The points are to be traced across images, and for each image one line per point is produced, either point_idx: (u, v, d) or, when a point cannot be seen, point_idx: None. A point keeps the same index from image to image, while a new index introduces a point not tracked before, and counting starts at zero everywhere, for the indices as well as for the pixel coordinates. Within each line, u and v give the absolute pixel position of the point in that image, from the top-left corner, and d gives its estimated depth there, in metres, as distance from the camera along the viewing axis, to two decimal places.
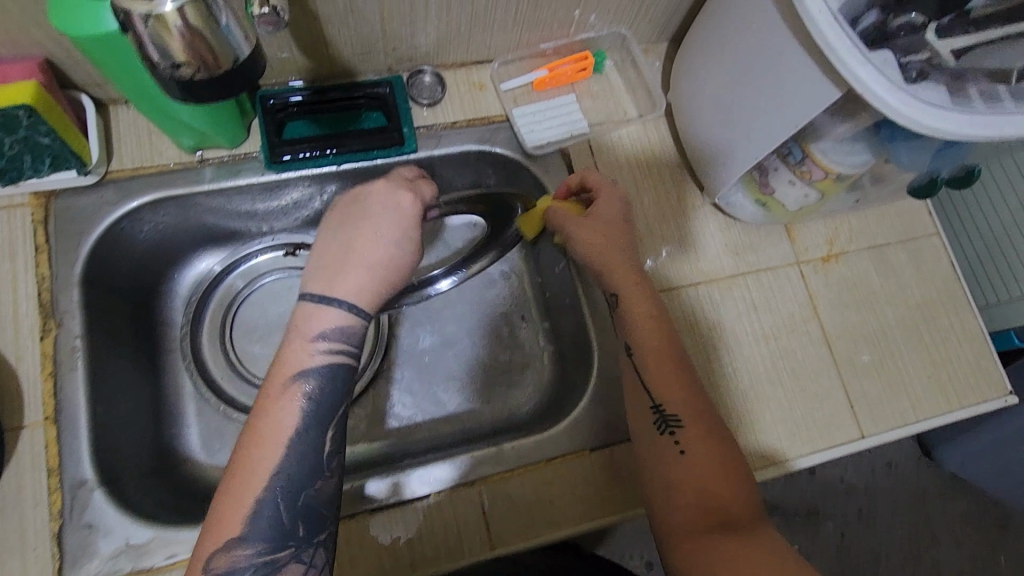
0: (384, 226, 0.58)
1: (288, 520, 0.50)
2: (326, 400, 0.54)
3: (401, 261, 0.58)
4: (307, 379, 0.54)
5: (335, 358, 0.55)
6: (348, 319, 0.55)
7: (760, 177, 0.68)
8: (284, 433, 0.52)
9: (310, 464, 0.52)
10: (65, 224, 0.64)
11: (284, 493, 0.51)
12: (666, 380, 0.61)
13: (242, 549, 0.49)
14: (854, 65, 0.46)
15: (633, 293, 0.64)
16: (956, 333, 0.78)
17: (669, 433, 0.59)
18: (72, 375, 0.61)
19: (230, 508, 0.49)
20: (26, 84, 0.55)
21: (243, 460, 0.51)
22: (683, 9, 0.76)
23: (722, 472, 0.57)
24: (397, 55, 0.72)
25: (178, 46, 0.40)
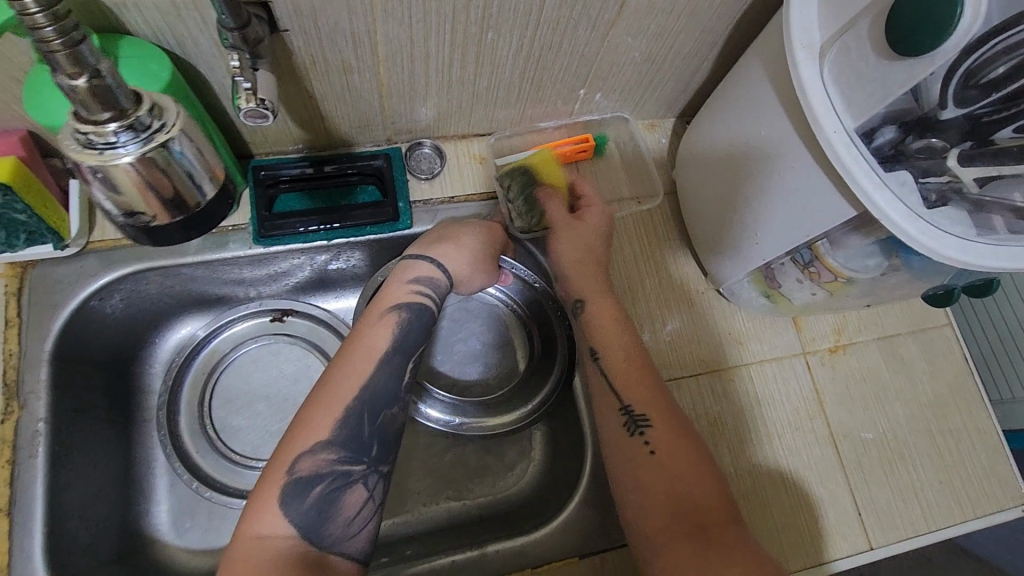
0: (476, 225, 0.67)
1: (367, 438, 0.54)
2: (414, 335, 0.59)
3: (481, 252, 0.65)
4: (400, 311, 0.59)
5: (425, 300, 0.61)
6: (437, 272, 0.62)
7: (767, 272, 0.65)
8: (375, 353, 0.57)
9: (392, 391, 0.56)
10: (39, 297, 0.62)
11: (366, 412, 0.54)
12: (625, 370, 0.62)
13: (326, 454, 0.52)
14: (870, 189, 0.43)
15: (598, 300, 0.66)
16: (971, 435, 0.74)
17: (640, 434, 0.59)
18: (32, 462, 0.57)
19: (319, 412, 0.53)
20: (4, 161, 0.53)
21: (337, 374, 0.55)
22: (691, 90, 0.74)
23: (689, 464, 0.56)
24: (396, 128, 0.70)
25: (134, 192, 0.41)
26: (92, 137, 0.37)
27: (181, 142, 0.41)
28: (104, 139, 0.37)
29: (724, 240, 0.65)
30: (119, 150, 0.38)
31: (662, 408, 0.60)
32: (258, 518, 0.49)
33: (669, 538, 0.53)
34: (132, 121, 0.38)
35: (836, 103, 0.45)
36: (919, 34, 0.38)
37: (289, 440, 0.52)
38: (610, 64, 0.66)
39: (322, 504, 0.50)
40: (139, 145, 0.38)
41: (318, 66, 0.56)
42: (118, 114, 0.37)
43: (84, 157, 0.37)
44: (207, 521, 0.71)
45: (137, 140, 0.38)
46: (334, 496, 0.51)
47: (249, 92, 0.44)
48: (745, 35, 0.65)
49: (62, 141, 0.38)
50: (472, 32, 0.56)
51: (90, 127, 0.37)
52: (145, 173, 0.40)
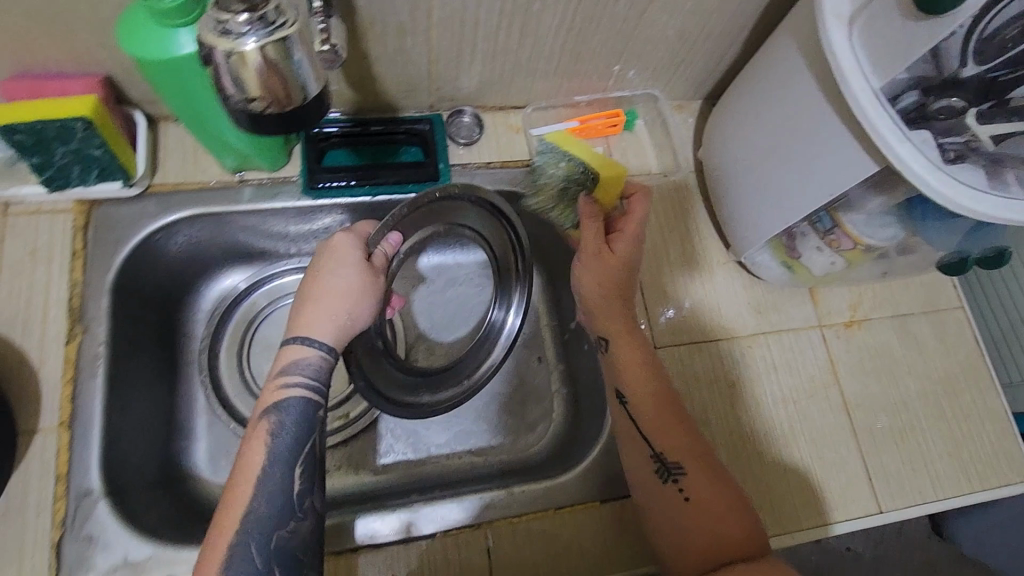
0: (337, 264, 0.58)
1: (263, 565, 0.48)
2: (292, 433, 0.52)
3: (353, 297, 0.57)
4: (271, 416, 0.53)
5: (298, 391, 0.54)
6: (304, 352, 0.55)
7: (787, 240, 0.68)
8: (250, 470, 0.50)
9: (283, 504, 0.50)
10: (102, 233, 0.66)
11: (256, 537, 0.48)
12: (662, 425, 0.64)
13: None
14: (894, 142, 0.46)
15: (625, 351, 0.67)
16: (980, 412, 0.76)
17: (674, 482, 0.61)
18: (92, 383, 0.61)
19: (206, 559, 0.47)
20: (86, 98, 0.57)
21: (224, 504, 0.49)
22: (719, 72, 0.78)
23: (723, 503, 0.60)
24: (439, 94, 0.74)
25: (251, 78, 0.39)
26: (228, 25, 0.38)
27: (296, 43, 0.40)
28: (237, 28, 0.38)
29: (747, 211, 0.69)
30: (246, 38, 0.38)
31: (698, 452, 0.62)
32: None
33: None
34: (262, 14, 0.38)
35: (862, 65, 0.48)
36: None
37: None
38: (645, 40, 0.70)
39: None
40: (263, 36, 0.38)
41: (377, 26, 0.61)
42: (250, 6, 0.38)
43: (220, 42, 0.38)
44: None
45: (264, 30, 0.38)
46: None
47: (323, 34, 0.48)
48: (773, 16, 0.69)
49: (205, 31, 0.39)
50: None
51: (228, 16, 0.38)
52: (264, 66, 0.39)
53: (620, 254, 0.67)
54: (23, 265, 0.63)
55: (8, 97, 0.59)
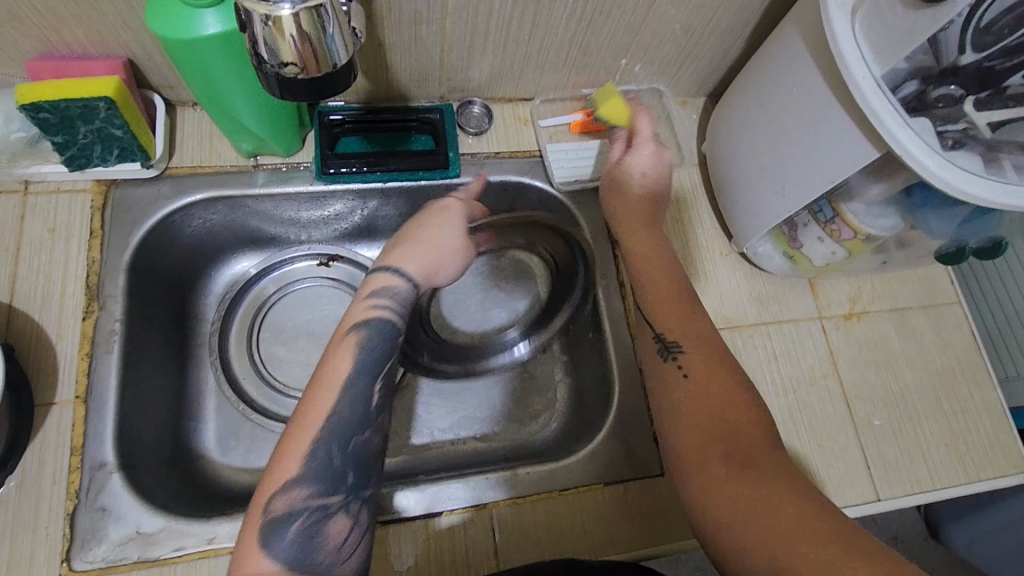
0: (445, 219, 0.66)
1: (340, 466, 0.52)
2: (377, 349, 0.57)
3: (445, 251, 0.65)
4: (360, 330, 0.58)
5: (385, 312, 0.59)
6: (398, 283, 0.61)
7: (789, 230, 0.70)
8: (338, 376, 0.55)
9: (361, 412, 0.54)
10: (120, 213, 0.67)
11: (335, 439, 0.53)
12: (668, 309, 0.66)
13: (299, 490, 0.50)
14: (895, 128, 0.48)
15: (637, 240, 0.71)
16: (976, 404, 0.78)
17: (674, 360, 0.63)
18: (108, 358, 0.62)
19: (290, 450, 0.52)
20: (109, 79, 0.59)
21: (305, 406, 0.53)
22: (723, 67, 0.80)
23: (725, 391, 0.60)
24: (450, 85, 0.76)
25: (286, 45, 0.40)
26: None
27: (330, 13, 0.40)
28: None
29: (748, 201, 0.70)
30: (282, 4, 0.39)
31: (698, 338, 0.64)
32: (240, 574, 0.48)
33: (702, 466, 0.55)
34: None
35: (866, 55, 0.50)
36: None
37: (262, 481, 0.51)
38: (652, 34, 0.72)
39: (303, 541, 0.49)
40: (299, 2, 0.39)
41: (393, 14, 0.63)
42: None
43: (257, 6, 0.39)
44: (250, 442, 0.76)
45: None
46: (314, 530, 0.50)
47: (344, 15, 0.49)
48: (777, 12, 0.71)
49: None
50: None
51: None
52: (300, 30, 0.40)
53: (624, 175, 0.71)
54: (42, 243, 0.65)
55: (32, 77, 0.60)
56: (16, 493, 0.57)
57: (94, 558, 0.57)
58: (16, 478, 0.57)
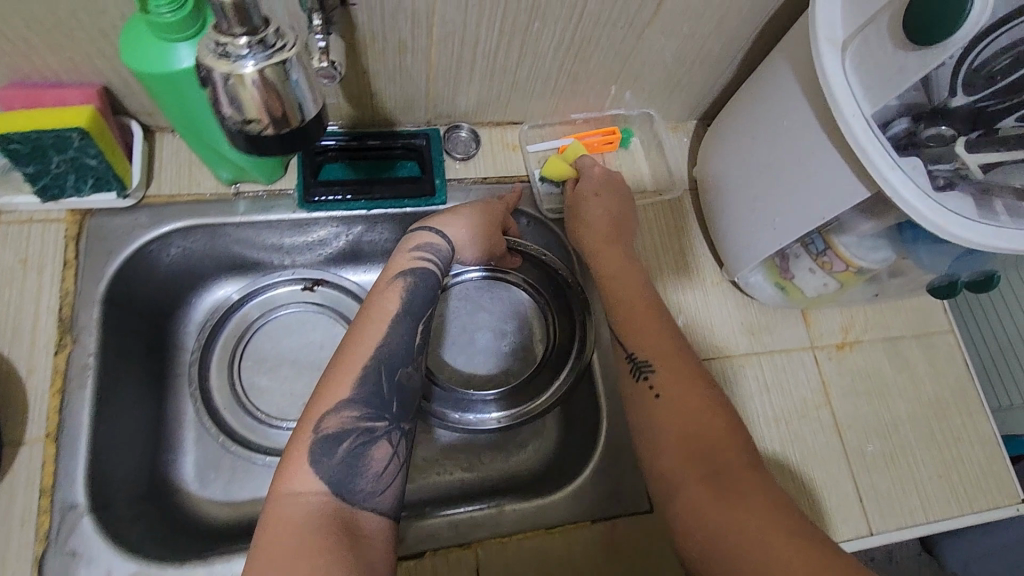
0: (489, 210, 0.71)
1: (387, 395, 0.61)
2: (420, 297, 0.66)
3: (482, 226, 0.71)
4: (405, 278, 0.66)
5: (427, 265, 0.67)
6: (438, 241, 0.69)
7: (781, 262, 0.69)
8: (386, 314, 0.64)
9: (405, 350, 0.63)
10: (95, 243, 0.65)
11: (383, 369, 0.61)
12: (640, 329, 0.65)
13: (349, 412, 0.58)
14: (885, 170, 0.47)
15: (606, 257, 0.70)
16: (969, 435, 0.77)
17: (645, 379, 0.62)
18: (80, 394, 0.60)
19: (343, 374, 0.60)
20: (83, 108, 0.57)
21: (357, 337, 0.62)
22: (714, 93, 0.79)
23: (704, 412, 0.58)
24: (437, 111, 0.75)
25: (250, 104, 0.39)
26: (227, 49, 0.38)
27: (295, 67, 0.39)
28: (236, 50, 0.38)
29: (739, 231, 0.69)
30: (246, 61, 0.38)
31: (668, 353, 0.63)
32: (291, 477, 0.55)
33: (686, 486, 0.55)
34: (262, 37, 0.38)
35: (855, 92, 0.49)
36: (931, 28, 0.43)
37: (317, 399, 0.59)
38: (642, 62, 0.71)
39: (349, 459, 0.57)
40: (263, 58, 0.38)
41: (377, 44, 0.61)
42: (249, 29, 0.38)
43: (218, 64, 0.38)
44: (231, 474, 0.74)
45: (263, 54, 0.38)
46: (359, 452, 0.57)
47: (322, 52, 0.48)
48: (768, 40, 0.70)
49: (201, 51, 0.39)
50: (520, 21, 0.61)
51: (228, 39, 0.38)
52: (263, 87, 0.39)
53: (582, 195, 0.73)
54: (14, 274, 0.63)
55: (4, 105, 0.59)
56: None
57: None
58: None
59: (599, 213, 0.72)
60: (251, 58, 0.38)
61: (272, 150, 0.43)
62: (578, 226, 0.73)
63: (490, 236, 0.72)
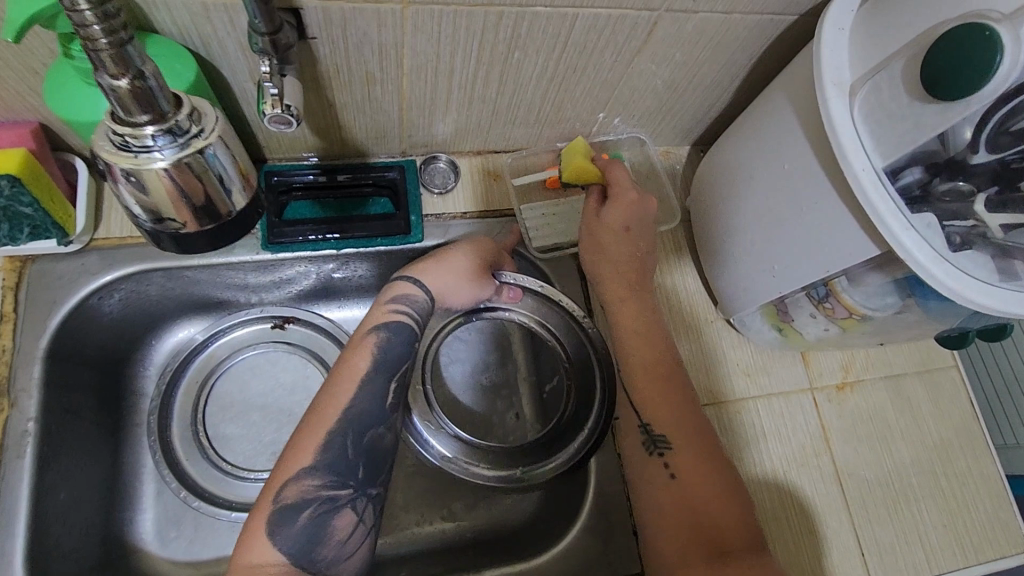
0: (473, 251, 0.67)
1: (353, 459, 0.55)
2: (394, 351, 0.61)
3: (467, 274, 0.66)
4: (378, 332, 0.61)
5: (403, 317, 0.62)
6: (415, 292, 0.63)
7: (780, 306, 0.64)
8: (357, 373, 0.58)
9: (377, 409, 0.58)
10: (37, 292, 0.60)
11: (351, 433, 0.56)
12: (657, 396, 0.61)
13: (311, 480, 0.53)
14: (898, 229, 0.43)
15: (623, 308, 0.64)
16: (975, 479, 0.73)
17: (659, 455, 0.58)
18: (18, 464, 0.55)
19: (305, 439, 0.55)
20: (15, 152, 0.52)
21: (326, 397, 0.57)
22: (708, 119, 0.74)
23: (711, 493, 0.56)
24: (412, 141, 0.70)
25: (164, 199, 0.38)
26: (128, 140, 0.35)
27: (216, 149, 0.38)
28: (141, 142, 0.35)
29: (736, 271, 0.65)
30: (155, 154, 0.35)
31: (685, 427, 0.59)
32: (248, 552, 0.50)
33: (682, 565, 0.52)
34: (171, 125, 0.35)
35: (864, 141, 0.45)
36: (956, 71, 0.39)
37: (277, 467, 0.54)
38: (631, 90, 0.66)
39: (310, 530, 0.51)
40: (176, 150, 0.36)
41: (342, 76, 0.56)
42: (156, 116, 0.34)
43: (117, 159, 0.35)
44: (193, 533, 0.69)
45: (174, 145, 0.36)
46: (321, 522, 0.52)
47: (275, 98, 0.43)
48: (766, 67, 0.65)
49: (96, 141, 0.35)
50: (499, 51, 0.56)
51: (126, 128, 0.34)
52: (179, 180, 0.37)
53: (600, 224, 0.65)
54: None
55: None
56: None
57: None
58: None
59: (626, 247, 0.64)
60: (161, 149, 0.36)
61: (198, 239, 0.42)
62: (601, 258, 0.65)
63: (478, 277, 0.67)
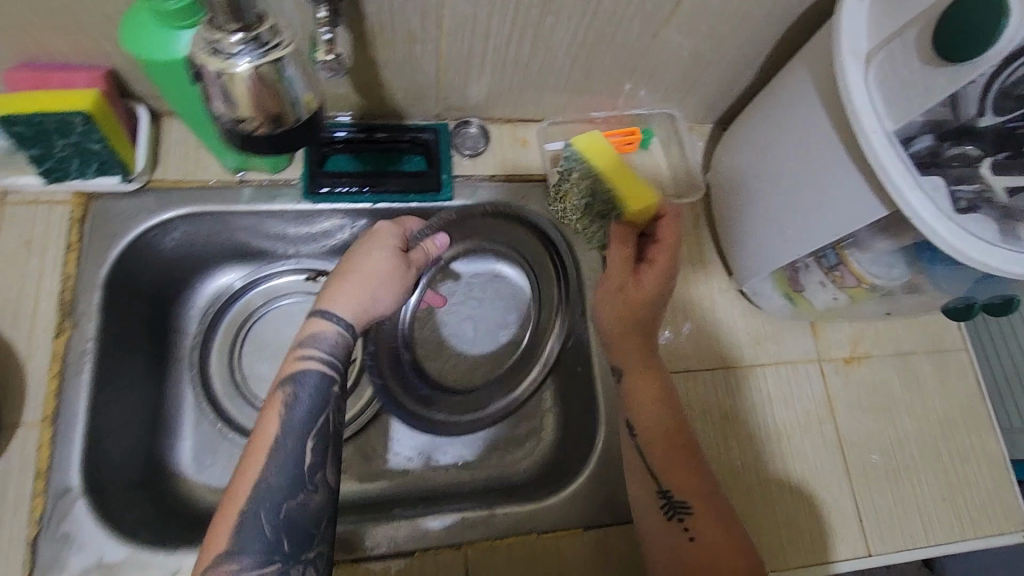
0: (380, 246, 0.61)
1: (273, 535, 0.48)
2: (307, 405, 0.52)
3: (384, 274, 0.60)
4: (285, 385, 0.53)
5: (312, 360, 0.54)
6: (332, 330, 0.56)
7: (791, 272, 0.67)
8: (265, 437, 0.50)
9: (292, 474, 0.49)
10: (99, 226, 0.65)
11: (265, 506, 0.48)
12: (671, 460, 0.62)
13: (231, 564, 0.46)
14: (905, 189, 0.45)
15: (641, 372, 0.66)
16: (978, 457, 0.75)
17: (680, 519, 0.59)
18: (78, 379, 0.60)
19: (223, 520, 0.48)
20: (87, 93, 0.57)
21: (237, 472, 0.49)
22: (731, 96, 0.77)
23: (733, 553, 0.57)
24: (446, 103, 0.73)
25: (245, 104, 0.41)
26: (220, 44, 0.40)
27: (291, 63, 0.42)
28: (230, 48, 0.40)
29: (751, 238, 0.68)
30: (239, 57, 0.40)
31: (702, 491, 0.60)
32: None
33: None
34: (256, 35, 0.40)
35: (877, 106, 0.47)
36: (964, 36, 0.41)
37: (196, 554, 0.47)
38: (658, 61, 0.69)
39: None
40: (258, 56, 0.40)
41: (387, 33, 0.60)
42: (244, 26, 0.39)
43: (211, 61, 0.40)
44: (229, 459, 0.73)
45: (257, 52, 0.40)
46: None
47: (328, 46, 0.47)
48: (789, 43, 0.68)
49: (195, 48, 0.41)
50: (534, 15, 0.59)
51: (221, 35, 0.40)
52: (259, 87, 0.41)
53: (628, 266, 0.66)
54: (18, 255, 0.63)
55: (10, 87, 0.58)
56: None
57: None
58: None
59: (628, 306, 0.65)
60: (244, 55, 0.40)
61: (266, 152, 0.45)
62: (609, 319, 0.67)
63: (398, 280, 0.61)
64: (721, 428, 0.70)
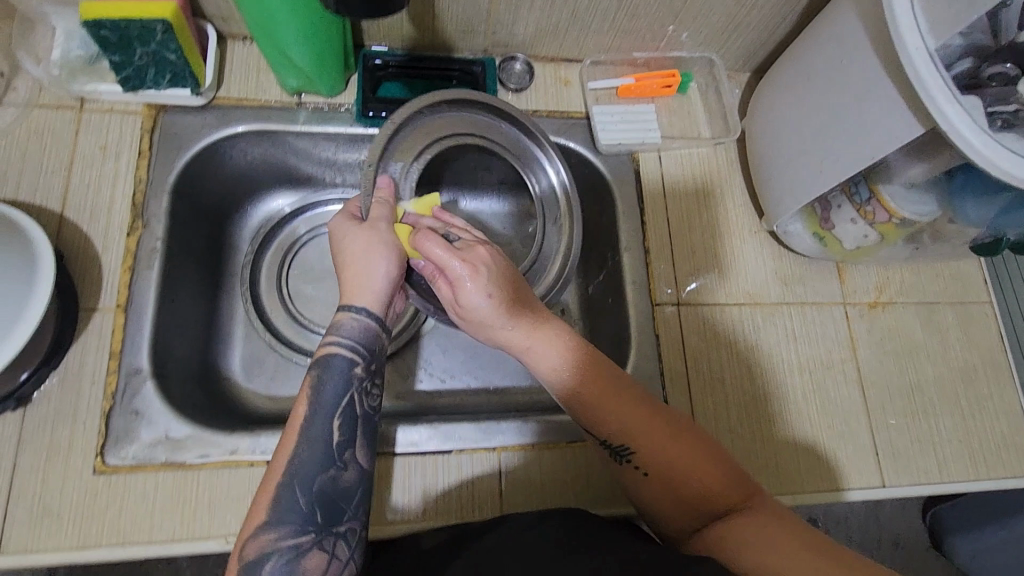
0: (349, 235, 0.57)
1: (306, 505, 0.50)
2: (336, 385, 0.54)
3: (374, 249, 0.56)
4: (313, 375, 0.54)
5: (336, 351, 0.54)
6: (355, 322, 0.55)
7: (822, 209, 0.70)
8: (297, 424, 0.52)
9: (320, 451, 0.52)
10: (168, 136, 0.70)
11: (300, 484, 0.50)
12: (604, 407, 0.55)
13: (267, 534, 0.48)
14: (943, 103, 0.47)
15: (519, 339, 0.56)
16: (996, 405, 0.77)
17: (628, 461, 0.55)
18: (148, 274, 0.65)
19: (259, 499, 0.50)
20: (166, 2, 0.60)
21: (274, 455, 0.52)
22: (772, 43, 0.79)
23: (700, 465, 0.53)
24: (495, 39, 0.76)
25: None
26: None
27: None
28: None
29: (784, 175, 0.70)
30: None
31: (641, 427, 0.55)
32: None
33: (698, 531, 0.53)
34: None
35: (920, 25, 0.49)
36: None
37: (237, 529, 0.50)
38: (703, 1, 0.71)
39: None
40: None
41: None
42: None
43: None
44: (274, 371, 0.78)
45: None
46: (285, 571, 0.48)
47: None
48: None
49: None
50: None
51: None
52: None
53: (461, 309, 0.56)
54: (94, 157, 0.68)
55: None
56: (58, 388, 0.60)
57: (126, 455, 0.60)
58: (59, 374, 0.61)
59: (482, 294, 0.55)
60: None
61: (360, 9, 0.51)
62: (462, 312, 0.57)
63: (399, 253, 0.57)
64: (745, 360, 0.73)
